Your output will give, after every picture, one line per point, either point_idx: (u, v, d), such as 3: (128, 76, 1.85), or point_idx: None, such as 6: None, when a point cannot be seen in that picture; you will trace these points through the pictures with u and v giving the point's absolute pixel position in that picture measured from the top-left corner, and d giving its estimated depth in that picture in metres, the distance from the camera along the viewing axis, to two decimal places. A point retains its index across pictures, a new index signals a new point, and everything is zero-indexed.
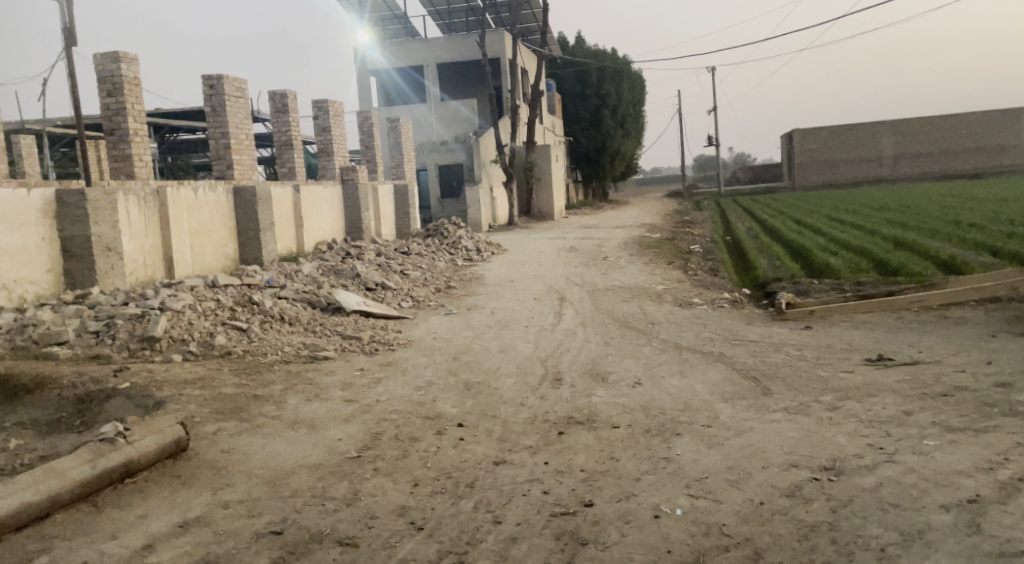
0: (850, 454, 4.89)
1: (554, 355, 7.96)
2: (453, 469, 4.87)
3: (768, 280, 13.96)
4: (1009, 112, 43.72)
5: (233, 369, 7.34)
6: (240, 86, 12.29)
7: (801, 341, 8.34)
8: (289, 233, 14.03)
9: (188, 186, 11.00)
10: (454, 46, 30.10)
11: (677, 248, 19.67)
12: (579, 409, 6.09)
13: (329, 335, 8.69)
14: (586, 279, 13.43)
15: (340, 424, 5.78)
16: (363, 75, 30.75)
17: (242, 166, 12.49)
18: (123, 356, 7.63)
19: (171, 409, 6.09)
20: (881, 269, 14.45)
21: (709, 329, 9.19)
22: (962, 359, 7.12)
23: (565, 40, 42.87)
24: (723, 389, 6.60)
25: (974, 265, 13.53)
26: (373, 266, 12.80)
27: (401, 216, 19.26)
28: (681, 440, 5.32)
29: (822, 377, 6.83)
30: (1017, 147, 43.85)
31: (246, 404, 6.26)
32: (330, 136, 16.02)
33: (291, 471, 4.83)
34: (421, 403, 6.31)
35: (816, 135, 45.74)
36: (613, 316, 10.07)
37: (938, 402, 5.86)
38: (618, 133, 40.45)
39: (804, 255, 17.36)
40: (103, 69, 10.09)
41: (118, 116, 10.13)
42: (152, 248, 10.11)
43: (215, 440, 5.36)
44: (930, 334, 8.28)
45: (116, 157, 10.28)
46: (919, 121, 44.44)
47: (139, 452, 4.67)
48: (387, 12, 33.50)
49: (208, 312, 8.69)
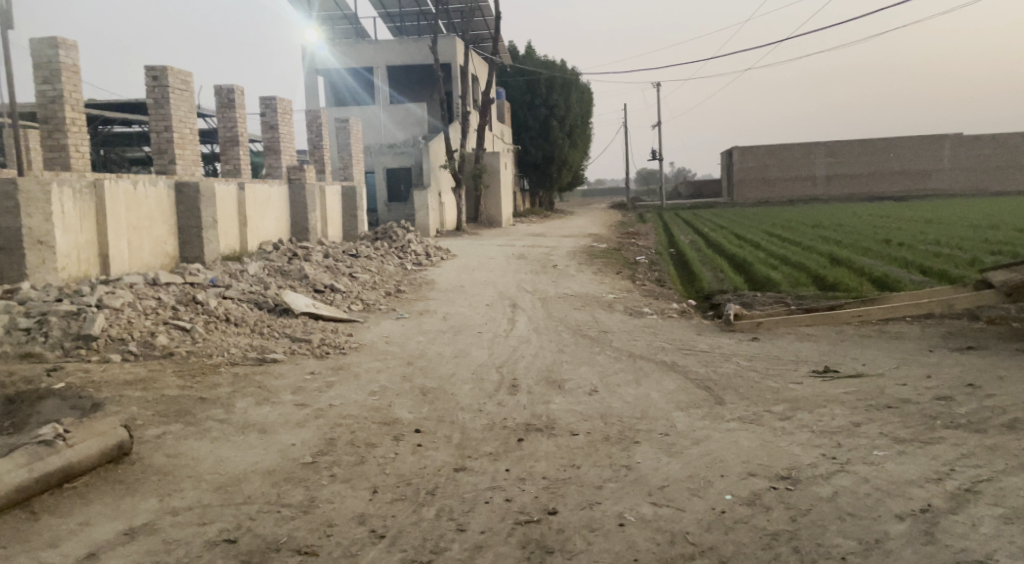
0: (805, 464, 4.97)
1: (510, 361, 7.92)
2: (412, 476, 4.76)
3: (713, 291, 14.22)
4: (934, 138, 45.85)
5: (176, 370, 7.05)
6: (186, 79, 11.93)
7: (751, 352, 8.50)
8: (233, 232, 13.63)
9: (127, 179, 10.58)
10: (405, 50, 29.91)
11: (624, 258, 19.86)
12: (537, 416, 6.05)
13: (278, 338, 8.45)
14: (537, 287, 13.45)
15: (293, 429, 5.60)
16: (311, 74, 30.25)
17: (185, 161, 12.10)
18: (56, 355, 7.27)
19: (111, 411, 5.81)
20: (820, 284, 14.89)
21: (661, 338, 9.29)
22: (904, 372, 7.36)
23: (515, 49, 43.12)
24: (678, 398, 6.65)
25: (907, 282, 14.07)
26: (321, 268, 12.56)
27: (349, 218, 18.95)
28: (640, 448, 5.33)
29: (773, 388, 6.96)
30: (940, 171, 46.00)
31: (191, 406, 6.02)
32: (278, 135, 15.70)
33: (242, 477, 4.65)
34: (377, 408, 6.17)
35: (754, 154, 47.03)
36: (565, 323, 10.10)
37: (885, 413, 6.02)
38: (566, 143, 40.79)
39: (747, 268, 17.77)
40: (39, 55, 9.65)
41: (54, 104, 9.69)
42: (87, 242, 9.67)
43: (160, 444, 5.11)
44: (872, 348, 8.54)
45: (50, 147, 9.82)
46: (851, 144, 46.17)
47: (79, 456, 4.42)
48: (337, 11, 33.11)
49: (149, 311, 8.36)
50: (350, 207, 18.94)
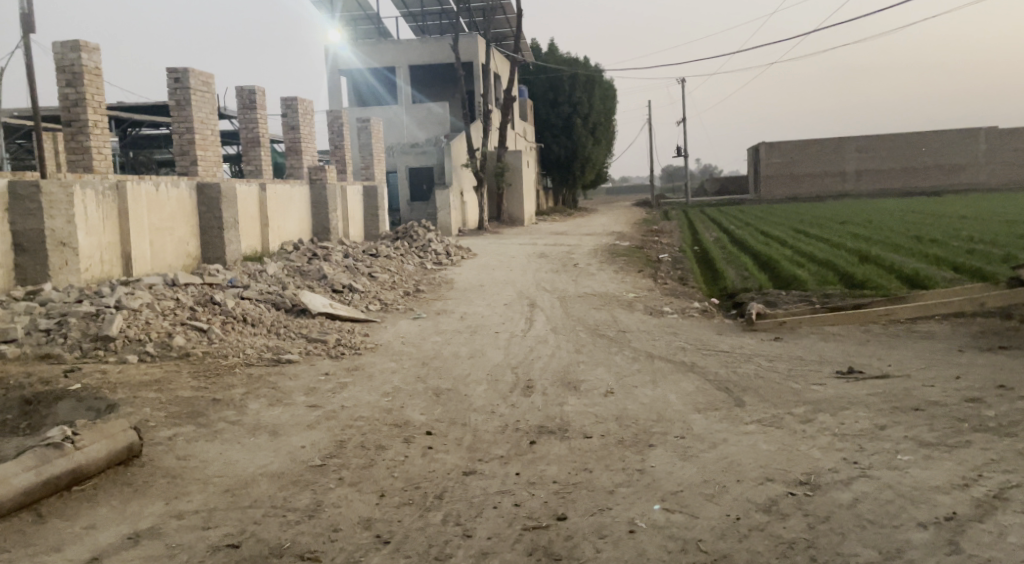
0: (825, 468, 4.82)
1: (526, 362, 7.82)
2: (421, 479, 4.69)
3: (737, 290, 13.99)
4: (967, 131, 44.86)
5: (192, 371, 7.05)
6: (207, 80, 11.98)
7: (772, 352, 8.32)
8: (254, 232, 13.68)
9: (149, 180, 10.65)
10: (427, 49, 29.91)
11: (647, 256, 19.64)
12: (551, 418, 5.95)
13: (294, 338, 8.44)
14: (556, 286, 13.34)
15: (304, 431, 5.56)
16: (334, 74, 30.38)
17: (207, 162, 12.16)
18: (74, 356, 7.32)
19: (125, 412, 5.81)
20: (847, 282, 14.61)
21: (680, 338, 9.14)
22: (931, 373, 7.14)
23: (538, 47, 43.00)
24: (696, 400, 6.51)
25: (937, 279, 13.73)
26: (340, 267, 12.56)
27: (370, 218, 18.97)
28: (655, 451, 5.21)
29: (794, 389, 6.79)
30: (974, 164, 45.03)
31: (204, 408, 6.01)
32: (299, 135, 15.75)
33: (250, 480, 4.61)
34: (389, 410, 6.12)
35: (782, 149, 46.38)
36: (584, 323, 9.99)
37: (910, 416, 5.84)
38: (589, 141, 40.56)
39: (772, 266, 17.48)
40: (61, 58, 9.72)
41: (76, 107, 9.76)
42: (109, 243, 9.74)
43: (170, 446, 5.10)
44: (899, 348, 8.32)
45: (73, 150, 9.91)
46: (881, 138, 45.35)
47: (87, 459, 4.41)
48: (359, 12, 33.23)
49: (166, 312, 8.39)
50: (371, 206, 18.96)
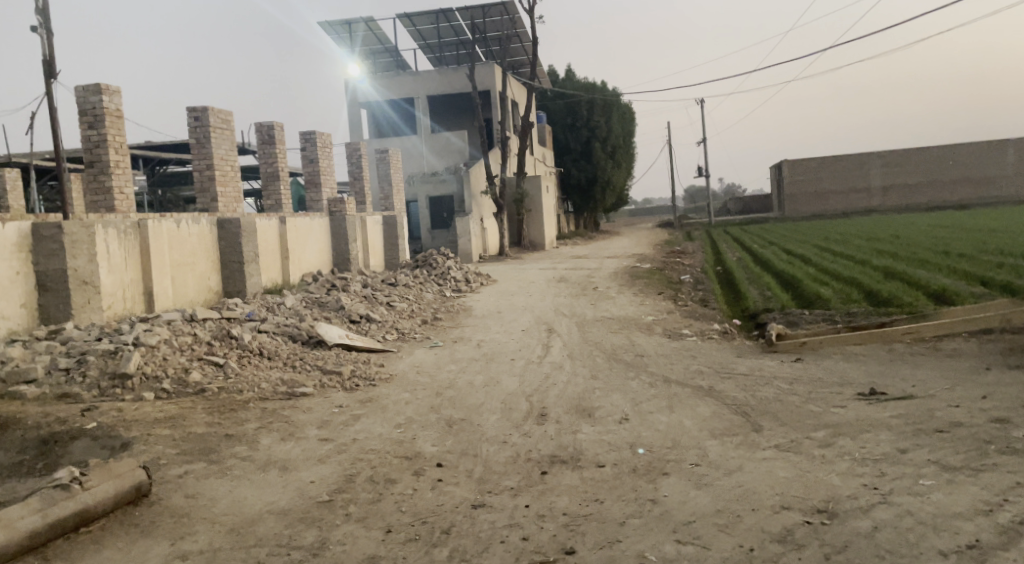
0: (844, 495, 4.68)
1: (541, 390, 7.73)
2: (428, 514, 4.63)
3: (758, 310, 13.82)
4: (994, 144, 44.15)
5: (207, 407, 7.07)
6: (226, 118, 12.19)
7: (792, 374, 8.16)
8: (274, 265, 13.80)
9: (170, 217, 10.80)
10: (445, 79, 30.20)
11: (668, 278, 19.50)
12: (563, 447, 5.86)
13: (309, 371, 8.44)
14: (575, 311, 13.26)
15: (313, 465, 5.53)
16: (354, 107, 30.78)
17: (227, 198, 12.31)
18: (92, 394, 7.39)
19: (138, 450, 5.83)
20: (872, 299, 14.39)
21: (699, 361, 9.01)
22: (956, 393, 6.93)
23: (555, 73, 43.33)
24: (712, 425, 6.38)
25: (965, 295, 13.46)
26: (358, 298, 12.63)
27: (390, 248, 19.08)
28: (668, 480, 5.10)
29: (814, 412, 6.64)
30: (1002, 177, 44.26)
31: (217, 444, 6.02)
32: (318, 168, 15.94)
33: (256, 518, 4.58)
34: (400, 442, 6.07)
35: (805, 167, 45.99)
36: (601, 348, 9.90)
37: (932, 438, 5.67)
38: (609, 164, 40.59)
39: (795, 285, 17.27)
40: (83, 101, 9.94)
41: (98, 148, 9.96)
42: (131, 280, 9.87)
43: (180, 484, 5.09)
44: (923, 367, 8.12)
45: (96, 190, 10.10)
46: (905, 153, 44.80)
47: (95, 500, 4.43)
48: (378, 45, 33.74)
49: (184, 347, 8.43)
50: (391, 236, 19.08)
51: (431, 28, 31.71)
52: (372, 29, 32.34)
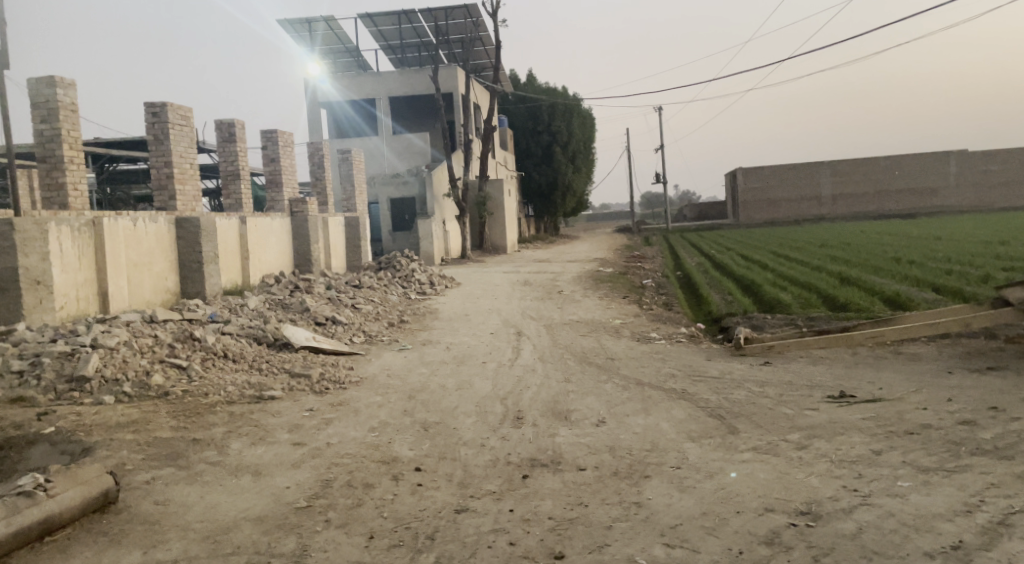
0: (825, 497, 4.71)
1: (514, 393, 7.65)
2: (411, 519, 4.53)
3: (722, 314, 13.98)
4: (939, 155, 45.61)
5: (171, 411, 6.83)
6: (185, 114, 11.87)
7: (763, 377, 8.25)
8: (234, 266, 13.48)
9: (126, 216, 10.46)
10: (407, 80, 29.96)
11: (631, 282, 19.63)
12: (542, 451, 5.81)
13: (277, 374, 8.23)
14: (542, 314, 13.22)
15: (287, 470, 5.37)
16: (314, 107, 30.35)
17: (186, 197, 11.98)
18: (48, 398, 7.09)
19: (100, 456, 5.58)
20: (830, 305, 14.65)
21: (670, 364, 9.05)
22: (922, 396, 7.06)
23: (516, 77, 43.40)
24: (688, 428, 6.38)
25: (919, 300, 13.81)
26: (323, 300, 12.39)
27: (353, 250, 18.82)
28: (650, 483, 5.08)
29: (787, 415, 6.71)
30: (946, 188, 45.72)
31: (184, 449, 5.81)
32: (279, 167, 15.64)
33: (231, 525, 4.42)
34: (376, 446, 5.94)
35: (759, 175, 46.81)
36: (572, 351, 9.87)
37: (904, 440, 5.77)
38: (570, 168, 40.76)
39: (755, 290, 17.52)
40: (36, 93, 9.57)
41: (51, 143, 9.60)
42: (85, 280, 9.51)
43: (148, 491, 4.90)
44: (887, 371, 8.27)
45: (48, 186, 9.71)
46: (855, 163, 45.99)
47: (60, 509, 4.23)
48: (338, 44, 33.35)
49: (144, 349, 8.15)
50: (353, 238, 18.81)
51: (393, 28, 31.47)
52: (332, 29, 31.97)
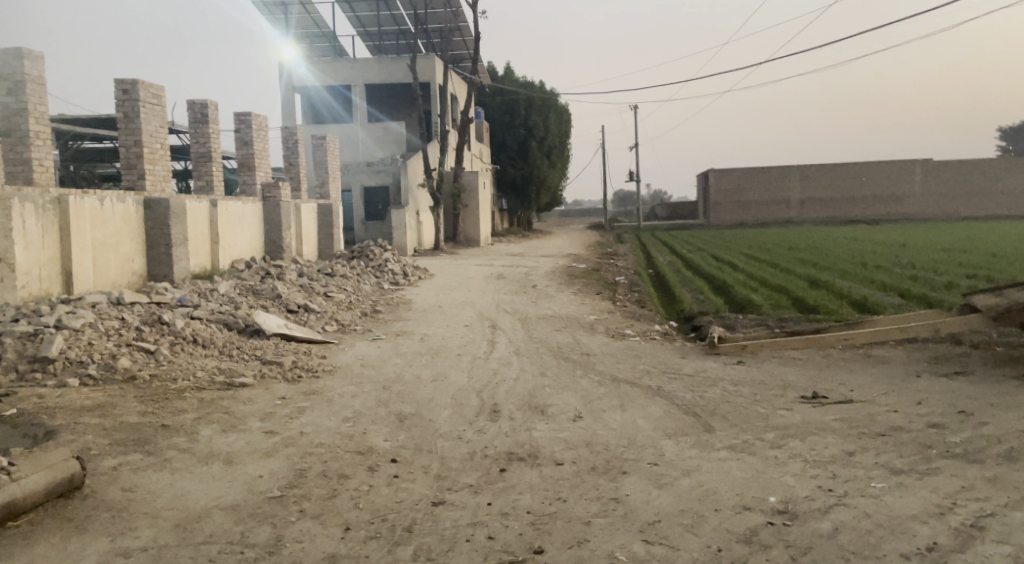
0: (801, 496, 4.74)
1: (490, 386, 7.60)
2: (388, 511, 4.45)
3: (694, 313, 14.08)
4: (905, 164, 46.44)
5: (138, 396, 6.66)
6: (157, 93, 11.58)
7: (737, 376, 8.30)
8: (203, 249, 13.20)
9: (94, 195, 10.19)
10: (384, 68, 29.65)
11: (604, 278, 19.68)
12: (520, 444, 5.76)
13: (248, 360, 8.08)
14: (516, 307, 13.17)
15: (260, 459, 5.26)
16: (288, 91, 29.92)
17: (155, 177, 11.70)
18: (9, 379, 6.88)
19: (64, 440, 5.41)
20: (800, 307, 14.85)
21: (644, 361, 9.07)
22: (893, 399, 7.16)
23: (494, 69, 43.21)
24: (665, 425, 6.39)
25: (886, 305, 14.04)
26: (295, 287, 12.21)
27: (325, 237, 18.58)
28: (628, 479, 5.07)
29: (762, 414, 6.74)
30: (911, 196, 46.58)
31: (153, 434, 5.67)
32: (252, 151, 15.35)
33: (202, 513, 4.31)
34: (351, 436, 5.85)
35: (730, 176, 47.27)
36: (547, 346, 9.84)
37: (877, 442, 5.83)
38: (545, 164, 40.75)
39: (726, 290, 17.69)
40: (2, 65, 9.22)
41: (17, 116, 9.30)
42: (49, 260, 9.23)
43: (115, 476, 4.76)
44: (858, 373, 8.38)
45: (12, 161, 9.39)
46: (824, 168, 46.65)
47: (24, 493, 4.09)
48: (315, 29, 32.88)
49: (111, 332, 7.94)
50: (326, 225, 18.57)
51: (371, 15, 31.11)
52: (309, 12, 31.51)
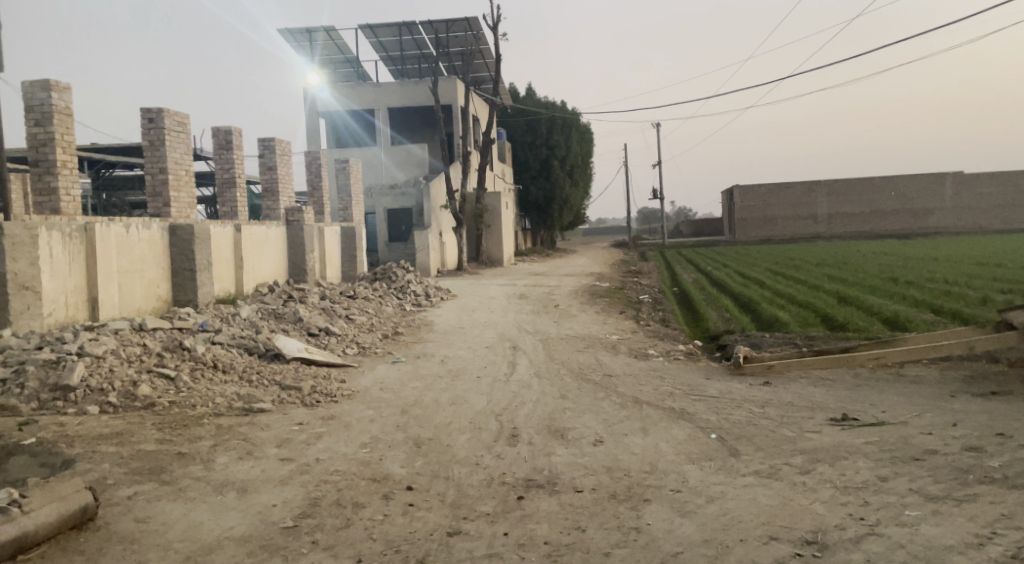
0: (831, 525, 4.55)
1: (510, 409, 7.48)
2: (401, 541, 4.35)
3: (719, 331, 13.85)
4: (935, 177, 45.73)
5: (157, 423, 6.64)
6: (182, 121, 11.74)
7: (763, 397, 8.10)
8: (227, 274, 13.28)
9: (119, 222, 10.29)
10: (406, 91, 29.89)
11: (628, 297, 19.52)
12: (538, 470, 5.64)
13: (267, 386, 8.05)
14: (538, 328, 13.04)
15: (275, 487, 5.19)
16: (313, 116, 30.27)
17: (180, 204, 11.82)
18: (31, 407, 6.91)
19: (80, 469, 5.40)
20: (829, 324, 14.56)
21: (668, 382, 8.90)
22: (927, 420, 6.92)
23: (515, 91, 43.44)
24: (688, 449, 6.23)
25: (918, 321, 13.71)
26: (316, 309, 12.22)
27: (348, 259, 18.65)
28: (650, 507, 4.92)
29: (789, 437, 6.55)
30: (942, 209, 45.81)
31: (169, 463, 5.63)
32: (276, 175, 15.49)
33: (214, 545, 4.25)
34: (367, 463, 5.77)
35: (755, 193, 46.89)
36: (568, 367, 9.71)
37: (910, 466, 5.61)
38: (567, 183, 40.71)
39: (754, 308, 17.43)
40: (30, 97, 9.42)
41: (44, 147, 9.43)
42: (74, 287, 9.31)
43: (129, 507, 4.72)
44: (890, 393, 8.13)
45: (39, 191, 9.52)
46: (851, 182, 46.10)
47: (35, 525, 4.06)
48: (338, 55, 33.32)
49: (132, 358, 7.96)
50: (349, 247, 18.64)
51: (394, 40, 31.44)
52: (333, 39, 31.93)
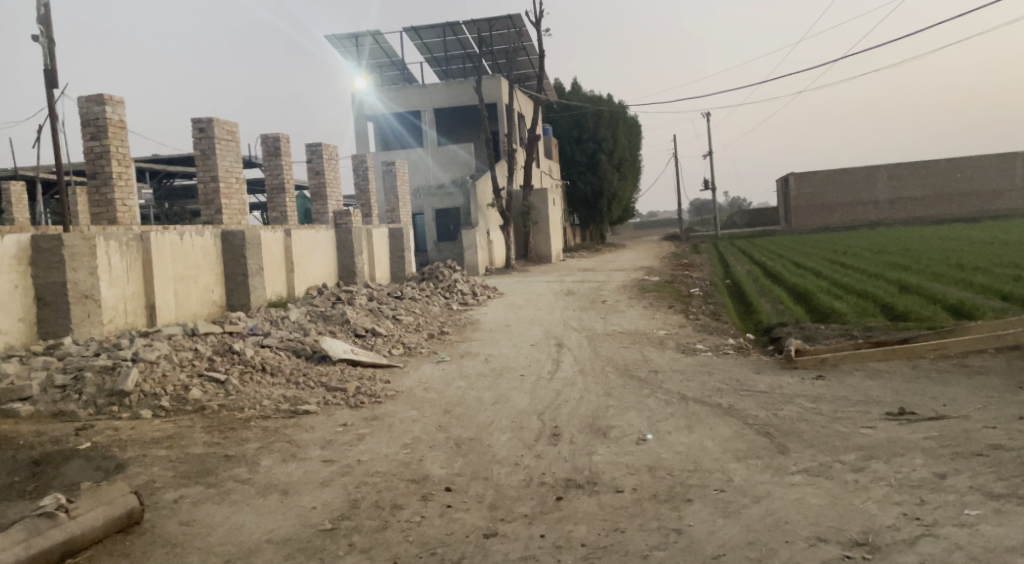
0: (883, 526, 4.37)
1: (552, 408, 7.42)
2: (437, 544, 4.34)
3: (773, 323, 13.50)
4: (1004, 157, 43.83)
5: (206, 426, 6.78)
6: (231, 129, 11.99)
7: (816, 391, 7.85)
8: (279, 278, 13.53)
9: (174, 230, 10.56)
10: (451, 91, 30.00)
11: (678, 291, 19.20)
12: (578, 470, 5.56)
13: (313, 388, 8.16)
14: (584, 324, 12.92)
15: (316, 489, 5.24)
16: (360, 120, 30.67)
17: (231, 211, 12.08)
18: (88, 413, 7.13)
19: (132, 473, 5.55)
20: (889, 313, 14.07)
21: (716, 377, 8.70)
22: (991, 414, 6.59)
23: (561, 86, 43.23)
24: (735, 447, 6.08)
25: (985, 309, 13.12)
26: (364, 311, 12.34)
27: (396, 260, 18.83)
28: (693, 508, 4.79)
29: (842, 433, 6.32)
30: (1013, 190, 43.85)
31: (216, 465, 5.75)
32: (324, 179, 15.72)
33: (254, 548, 4.31)
34: (407, 464, 5.78)
35: (812, 179, 45.72)
36: (614, 364, 9.58)
37: (971, 463, 5.35)
38: (616, 177, 40.31)
39: (809, 298, 16.98)
40: (86, 112, 9.71)
41: (100, 159, 9.72)
42: (132, 294, 9.59)
43: (175, 510, 4.82)
44: (953, 386, 7.78)
45: (97, 203, 9.84)
46: (914, 165, 44.55)
47: (82, 530, 4.17)
48: (384, 58, 33.65)
49: (184, 363, 8.14)
50: (397, 247, 18.78)
51: (438, 40, 31.59)
52: (379, 42, 32.28)
